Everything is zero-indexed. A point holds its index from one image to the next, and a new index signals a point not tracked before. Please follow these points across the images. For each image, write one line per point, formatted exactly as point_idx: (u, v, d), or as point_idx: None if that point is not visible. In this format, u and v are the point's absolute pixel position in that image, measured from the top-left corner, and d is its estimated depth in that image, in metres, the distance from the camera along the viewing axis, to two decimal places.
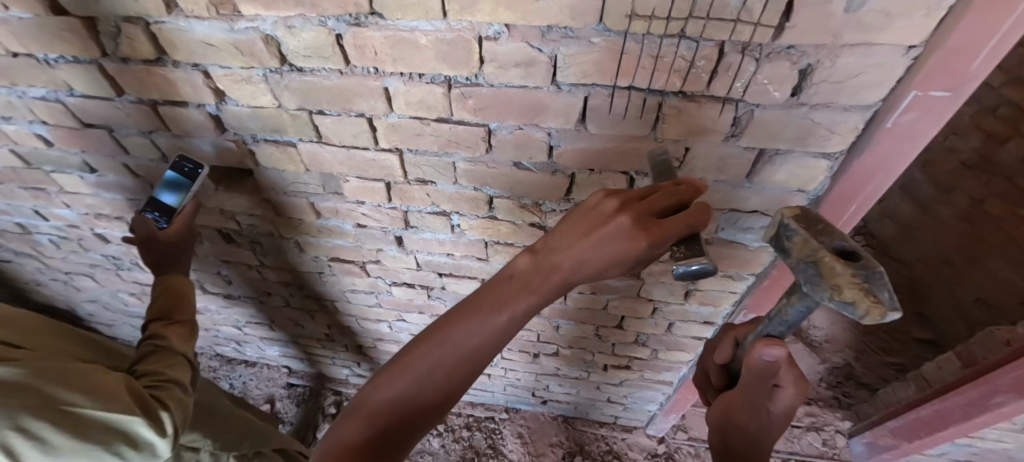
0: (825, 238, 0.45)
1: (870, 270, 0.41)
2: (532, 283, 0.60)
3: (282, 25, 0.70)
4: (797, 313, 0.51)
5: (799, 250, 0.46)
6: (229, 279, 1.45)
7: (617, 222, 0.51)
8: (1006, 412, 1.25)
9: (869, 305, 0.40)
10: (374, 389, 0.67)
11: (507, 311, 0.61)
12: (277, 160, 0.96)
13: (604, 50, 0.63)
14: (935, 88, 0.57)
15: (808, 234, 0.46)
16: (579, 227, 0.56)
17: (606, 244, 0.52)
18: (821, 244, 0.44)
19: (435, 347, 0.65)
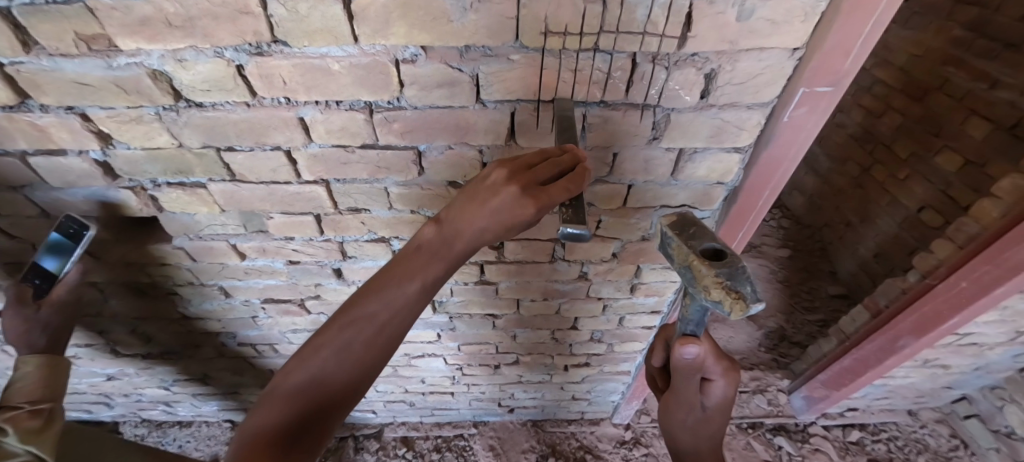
0: (696, 241, 0.51)
1: (733, 270, 0.46)
2: (437, 251, 0.59)
3: (171, 58, 0.63)
4: (695, 313, 0.58)
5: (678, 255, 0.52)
6: (146, 336, 1.29)
7: (503, 192, 0.52)
8: (910, 352, 1.46)
9: (733, 301, 0.45)
10: (289, 373, 0.64)
11: (417, 280, 0.60)
12: (185, 203, 0.86)
13: (524, 66, 0.64)
14: (820, 84, 0.64)
15: (682, 239, 0.51)
16: (472, 196, 0.56)
17: (495, 212, 0.53)
18: (693, 248, 0.50)
19: (347, 324, 0.62)
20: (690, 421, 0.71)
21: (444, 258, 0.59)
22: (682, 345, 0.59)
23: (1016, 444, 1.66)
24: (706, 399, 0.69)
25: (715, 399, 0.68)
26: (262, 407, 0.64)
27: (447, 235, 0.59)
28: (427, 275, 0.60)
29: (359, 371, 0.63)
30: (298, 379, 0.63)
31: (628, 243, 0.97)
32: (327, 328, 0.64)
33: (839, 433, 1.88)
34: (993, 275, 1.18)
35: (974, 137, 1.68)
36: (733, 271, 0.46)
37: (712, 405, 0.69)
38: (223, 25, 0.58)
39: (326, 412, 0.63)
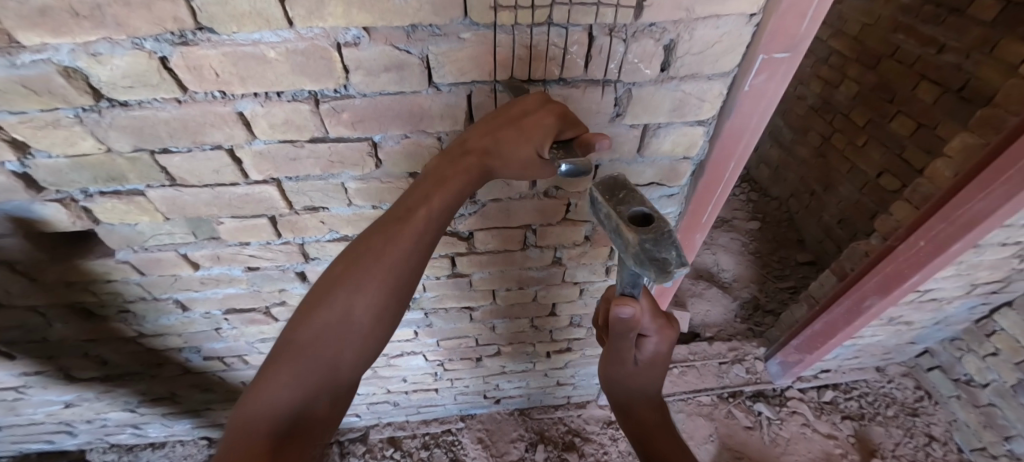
0: (624, 209, 0.49)
1: (658, 236, 0.45)
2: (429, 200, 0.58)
3: (83, 52, 0.56)
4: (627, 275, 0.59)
5: (610, 221, 0.51)
6: (101, 358, 1.21)
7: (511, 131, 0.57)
8: (875, 311, 1.52)
9: (653, 264, 0.46)
10: (291, 335, 0.59)
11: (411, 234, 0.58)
12: (123, 213, 0.80)
13: (476, 44, 0.60)
14: (777, 50, 0.63)
15: (611, 205, 0.50)
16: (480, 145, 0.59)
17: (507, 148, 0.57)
18: (621, 216, 0.48)
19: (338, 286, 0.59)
20: (625, 374, 0.78)
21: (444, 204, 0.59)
22: (618, 306, 0.59)
23: (974, 390, 1.77)
24: (640, 354, 0.75)
25: (648, 353, 0.75)
26: (254, 393, 0.57)
27: (452, 164, 0.59)
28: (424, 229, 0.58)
29: (375, 321, 0.59)
30: (292, 351, 0.58)
31: (599, 225, 0.96)
32: (331, 281, 0.60)
33: (815, 394, 1.95)
34: (948, 231, 1.23)
35: (925, 101, 1.74)
36: (658, 237, 0.45)
37: (644, 357, 0.75)
38: (138, 12, 0.52)
39: (344, 372, 0.60)
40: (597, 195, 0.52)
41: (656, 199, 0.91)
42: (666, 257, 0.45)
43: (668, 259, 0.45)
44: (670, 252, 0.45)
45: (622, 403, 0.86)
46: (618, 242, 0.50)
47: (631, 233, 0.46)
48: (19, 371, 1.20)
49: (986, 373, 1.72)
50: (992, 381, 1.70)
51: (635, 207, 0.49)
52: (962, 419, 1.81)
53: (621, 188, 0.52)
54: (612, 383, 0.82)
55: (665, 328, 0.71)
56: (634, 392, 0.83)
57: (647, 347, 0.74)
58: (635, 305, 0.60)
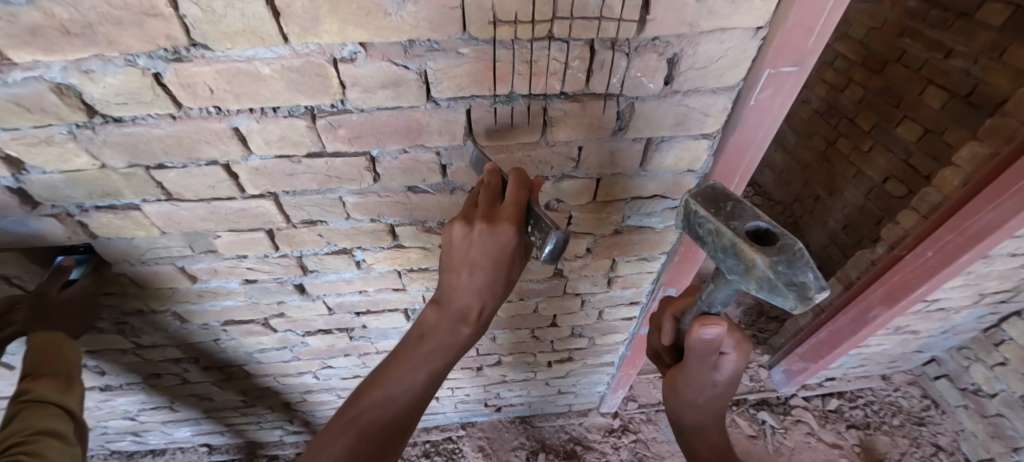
0: (739, 225, 0.49)
1: (791, 258, 0.44)
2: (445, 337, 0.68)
3: (75, 70, 0.55)
4: (724, 294, 0.58)
5: (721, 239, 0.50)
6: (100, 368, 1.21)
7: (505, 235, 0.54)
8: (882, 321, 1.49)
9: (791, 289, 0.45)
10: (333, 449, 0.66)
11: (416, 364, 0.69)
12: (119, 228, 0.79)
13: (474, 60, 0.59)
14: (784, 64, 0.61)
15: (722, 220, 0.50)
16: (454, 257, 0.60)
17: (489, 263, 0.58)
18: (739, 233, 0.48)
19: (340, 432, 0.67)
20: (705, 398, 0.72)
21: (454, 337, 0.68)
22: (704, 325, 0.58)
23: (981, 400, 1.74)
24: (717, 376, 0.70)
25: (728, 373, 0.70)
26: None
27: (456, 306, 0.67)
28: (436, 360, 0.69)
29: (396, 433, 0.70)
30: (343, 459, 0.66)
31: (601, 238, 0.95)
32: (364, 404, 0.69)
33: (819, 403, 1.92)
34: (956, 243, 1.20)
35: (932, 107, 1.72)
36: (792, 257, 0.44)
37: (723, 380, 0.69)
38: (128, 30, 0.51)
39: None
40: (703, 210, 0.52)
41: (660, 212, 0.90)
42: (804, 281, 0.45)
43: (806, 282, 0.45)
44: (808, 275, 0.45)
45: (694, 429, 0.80)
46: (734, 263, 0.49)
47: (760, 253, 0.45)
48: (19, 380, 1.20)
49: (993, 383, 1.70)
50: (1000, 392, 1.67)
51: (750, 222, 0.49)
52: (969, 429, 1.79)
53: (724, 204, 0.52)
54: (685, 411, 0.76)
55: (744, 342, 0.66)
56: (708, 419, 0.77)
57: (726, 366, 0.68)
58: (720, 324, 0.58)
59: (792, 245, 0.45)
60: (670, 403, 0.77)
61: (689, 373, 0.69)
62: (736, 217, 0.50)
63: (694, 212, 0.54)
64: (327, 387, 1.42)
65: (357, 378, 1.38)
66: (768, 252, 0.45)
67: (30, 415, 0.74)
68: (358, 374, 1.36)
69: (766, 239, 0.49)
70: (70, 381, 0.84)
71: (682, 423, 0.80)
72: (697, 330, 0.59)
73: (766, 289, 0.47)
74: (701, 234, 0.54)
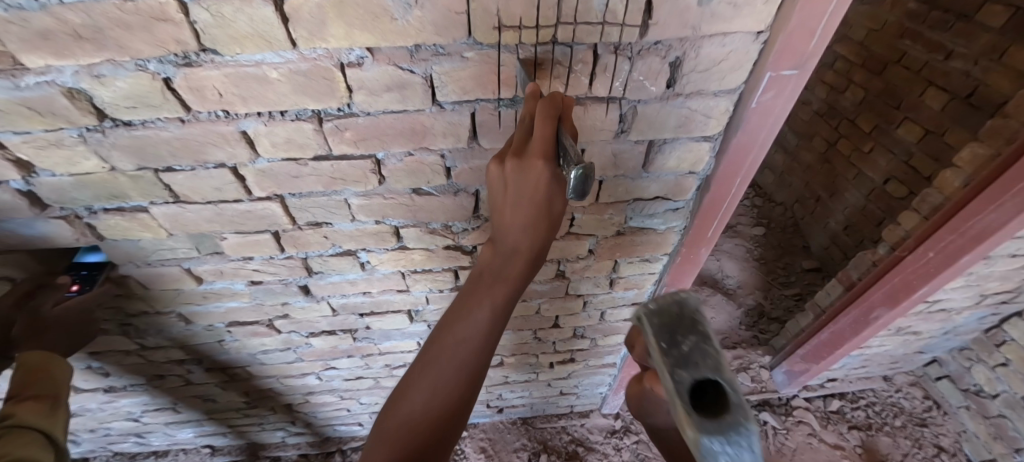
0: (686, 376, 0.47)
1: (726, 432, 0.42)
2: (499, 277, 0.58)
3: (86, 74, 0.56)
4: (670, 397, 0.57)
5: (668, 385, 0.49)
6: (104, 370, 1.21)
7: (535, 169, 0.49)
8: (884, 322, 1.49)
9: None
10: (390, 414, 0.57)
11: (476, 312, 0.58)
12: (125, 229, 0.79)
13: (479, 64, 0.60)
14: (785, 68, 0.62)
15: (666, 362, 0.49)
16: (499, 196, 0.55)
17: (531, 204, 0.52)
18: (682, 388, 0.46)
19: (401, 400, 0.57)
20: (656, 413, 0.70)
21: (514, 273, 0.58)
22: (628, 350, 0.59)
23: (983, 401, 1.75)
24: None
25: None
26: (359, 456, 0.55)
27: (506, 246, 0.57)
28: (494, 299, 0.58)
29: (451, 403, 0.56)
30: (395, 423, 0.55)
31: (603, 239, 0.95)
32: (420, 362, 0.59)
33: (821, 404, 1.92)
34: (957, 243, 1.21)
35: (932, 108, 1.73)
36: (730, 437, 0.41)
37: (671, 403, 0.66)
38: (139, 35, 0.52)
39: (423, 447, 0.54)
40: (655, 343, 0.51)
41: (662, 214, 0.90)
42: None
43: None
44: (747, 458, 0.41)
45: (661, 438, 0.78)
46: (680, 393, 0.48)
47: (691, 428, 0.42)
48: None
49: (995, 383, 1.70)
50: (1002, 392, 1.68)
51: (697, 373, 0.47)
52: (971, 430, 1.79)
53: (683, 341, 0.50)
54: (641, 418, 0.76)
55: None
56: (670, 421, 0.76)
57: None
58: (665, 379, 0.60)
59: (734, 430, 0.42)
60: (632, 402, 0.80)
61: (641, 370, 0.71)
62: (687, 362, 0.48)
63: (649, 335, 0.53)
64: (330, 388, 1.42)
65: (360, 379, 1.39)
66: (703, 424, 0.42)
67: (11, 442, 0.68)
68: (361, 375, 1.37)
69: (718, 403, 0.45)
70: (57, 403, 0.80)
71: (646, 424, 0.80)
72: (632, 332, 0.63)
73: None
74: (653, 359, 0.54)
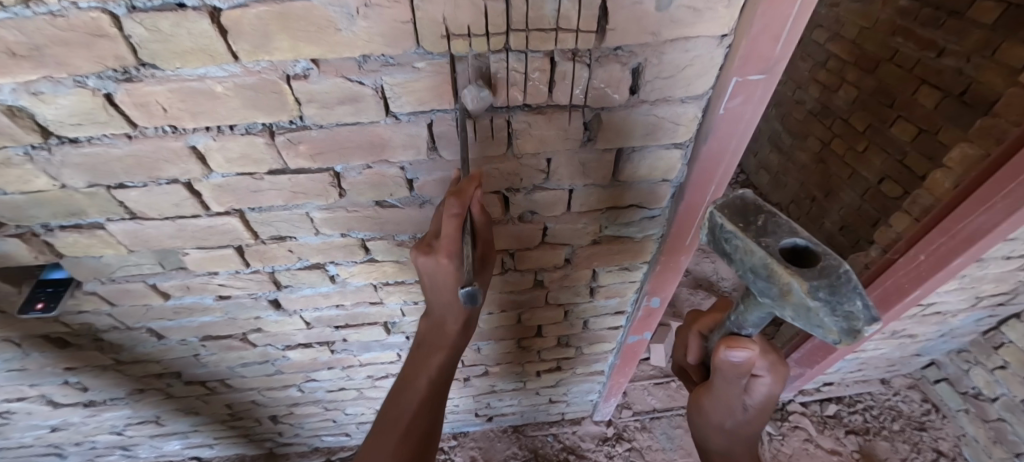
0: (773, 242, 0.48)
1: (833, 284, 0.44)
2: (443, 324, 0.72)
3: (25, 92, 0.54)
4: (757, 315, 0.58)
5: (751, 257, 0.49)
6: (82, 384, 1.20)
7: (443, 265, 0.61)
8: (877, 326, 1.46)
9: (836, 317, 0.44)
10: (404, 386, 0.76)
11: (436, 358, 0.74)
12: (86, 246, 0.78)
13: (432, 74, 0.58)
14: (751, 73, 0.60)
15: (751, 236, 0.49)
16: (427, 284, 0.66)
17: (447, 287, 0.64)
18: (772, 253, 0.47)
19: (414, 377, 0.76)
20: (733, 420, 0.74)
21: (459, 322, 0.70)
22: (732, 348, 0.59)
23: (983, 404, 1.71)
24: (748, 397, 0.71)
25: (758, 396, 0.71)
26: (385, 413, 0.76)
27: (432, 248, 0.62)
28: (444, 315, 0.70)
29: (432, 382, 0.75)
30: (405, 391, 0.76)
31: (579, 248, 0.93)
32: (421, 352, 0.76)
33: (817, 408, 1.89)
34: (949, 246, 1.17)
35: (926, 106, 1.69)
36: (834, 283, 0.44)
37: (753, 402, 0.72)
38: (76, 51, 0.50)
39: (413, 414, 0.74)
40: (728, 224, 0.51)
41: (638, 222, 0.88)
42: (852, 309, 0.44)
43: (854, 311, 0.44)
44: (857, 303, 0.44)
45: (723, 453, 0.80)
46: (768, 285, 0.49)
47: (796, 277, 0.44)
48: (4, 397, 1.20)
49: (995, 386, 1.66)
50: (1001, 395, 1.64)
51: (785, 238, 0.48)
52: (971, 434, 1.75)
53: (753, 215, 0.52)
54: (712, 431, 0.78)
55: (779, 365, 0.68)
56: (739, 446, 0.78)
57: (757, 388, 0.70)
58: (746, 345, 0.59)
59: (835, 268, 0.44)
60: (695, 421, 0.80)
61: (720, 391, 0.70)
62: (767, 232, 0.49)
63: (720, 225, 0.53)
64: (313, 399, 1.40)
65: (342, 391, 1.37)
66: (805, 274, 0.45)
67: None
68: (344, 387, 1.35)
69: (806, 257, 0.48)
70: None
71: (705, 443, 0.82)
72: (724, 353, 0.60)
73: (806, 317, 0.47)
74: (728, 249, 0.53)
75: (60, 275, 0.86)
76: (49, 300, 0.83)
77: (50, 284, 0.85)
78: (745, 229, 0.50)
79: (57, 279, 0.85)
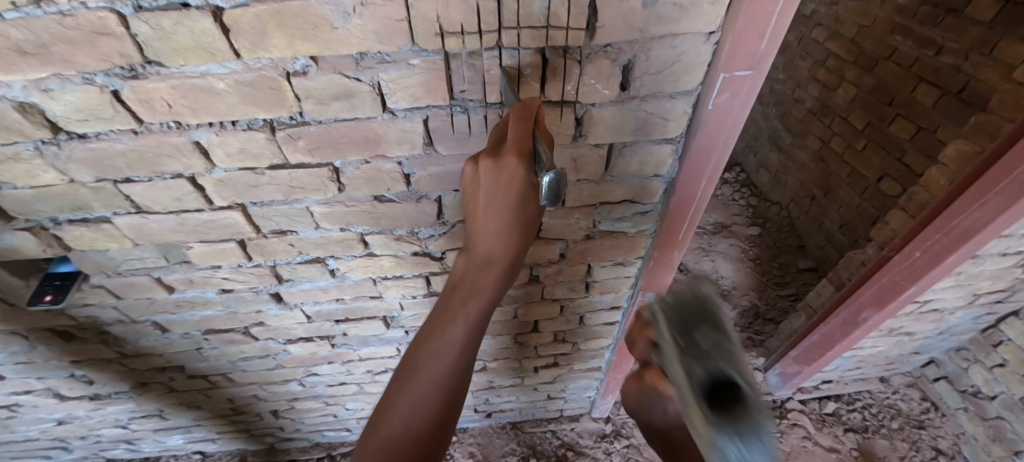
0: (701, 375, 0.57)
1: (745, 439, 0.52)
2: (488, 264, 0.64)
3: (35, 89, 0.56)
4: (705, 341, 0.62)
5: (681, 378, 0.59)
6: (87, 377, 1.22)
7: (510, 170, 0.51)
8: (873, 323, 1.46)
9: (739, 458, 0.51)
10: (432, 337, 0.67)
11: (477, 300, 0.66)
12: (92, 240, 0.80)
13: (426, 70, 0.59)
14: (738, 69, 0.61)
15: (688, 364, 0.59)
16: (479, 198, 0.57)
17: (507, 201, 0.56)
18: (698, 388, 0.56)
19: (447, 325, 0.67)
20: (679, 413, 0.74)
21: (505, 255, 0.64)
22: (676, 373, 0.60)
23: (982, 403, 1.71)
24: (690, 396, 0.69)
25: None
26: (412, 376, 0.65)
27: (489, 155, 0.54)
28: (495, 245, 0.62)
29: (472, 329, 0.67)
30: (437, 344, 0.66)
31: (573, 243, 0.94)
32: (455, 295, 0.68)
33: (816, 406, 1.89)
34: (943, 243, 1.18)
35: (924, 104, 1.70)
36: (745, 436, 0.52)
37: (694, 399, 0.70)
38: (82, 49, 0.52)
39: (453, 367, 0.66)
40: (673, 344, 0.63)
41: (631, 217, 0.89)
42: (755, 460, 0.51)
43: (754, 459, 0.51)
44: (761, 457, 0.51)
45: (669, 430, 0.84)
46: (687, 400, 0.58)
47: (710, 417, 0.53)
48: (12, 390, 1.22)
49: (993, 385, 1.66)
50: (1000, 394, 1.64)
51: (716, 379, 0.57)
52: (970, 432, 1.75)
53: (696, 319, 0.65)
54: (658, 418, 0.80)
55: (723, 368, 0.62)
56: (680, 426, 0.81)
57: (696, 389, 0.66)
58: (693, 372, 0.60)
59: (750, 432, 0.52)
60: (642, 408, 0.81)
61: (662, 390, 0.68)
62: (703, 363, 0.59)
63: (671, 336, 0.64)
64: (314, 394, 1.42)
65: (343, 385, 1.39)
66: (720, 424, 0.52)
67: None
68: (344, 382, 1.37)
69: (734, 405, 0.56)
70: None
71: (653, 423, 0.84)
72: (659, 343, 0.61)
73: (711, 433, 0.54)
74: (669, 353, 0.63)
75: (68, 268, 0.88)
76: (58, 292, 0.85)
77: (58, 277, 0.87)
78: (687, 354, 0.61)
79: (65, 273, 0.88)
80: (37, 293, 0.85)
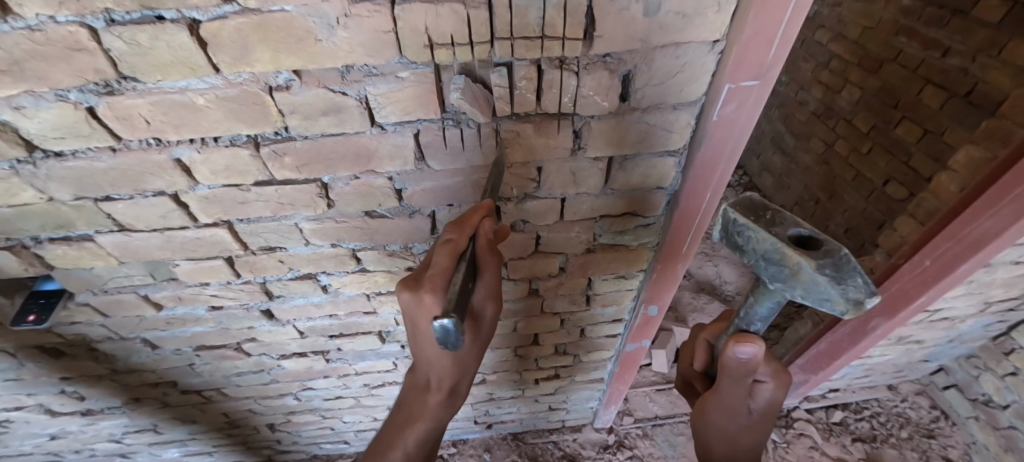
0: (781, 230, 0.52)
1: (837, 261, 0.48)
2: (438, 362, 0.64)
3: (7, 106, 0.54)
4: (763, 310, 0.62)
5: (762, 243, 0.52)
6: (78, 393, 1.20)
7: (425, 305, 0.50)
8: (881, 333, 1.43)
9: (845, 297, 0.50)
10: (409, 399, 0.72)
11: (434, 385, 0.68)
12: (76, 258, 0.77)
13: (416, 84, 0.57)
14: (744, 79, 0.57)
15: (763, 224, 0.53)
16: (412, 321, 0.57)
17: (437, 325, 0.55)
18: (781, 238, 0.51)
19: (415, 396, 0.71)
20: (737, 425, 0.74)
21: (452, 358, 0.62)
22: (740, 343, 0.59)
23: (993, 412, 1.67)
24: (753, 403, 0.72)
25: (761, 401, 0.72)
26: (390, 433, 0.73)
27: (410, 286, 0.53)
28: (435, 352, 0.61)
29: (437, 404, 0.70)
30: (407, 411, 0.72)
31: (573, 257, 0.92)
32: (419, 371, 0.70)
33: (823, 415, 1.86)
34: (955, 251, 1.15)
35: (931, 106, 1.66)
36: (838, 262, 0.48)
37: (756, 408, 0.72)
38: (55, 65, 0.50)
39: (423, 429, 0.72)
40: (740, 217, 0.54)
41: (633, 230, 0.86)
42: (855, 284, 0.48)
43: (856, 287, 0.49)
44: (858, 280, 0.48)
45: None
46: (778, 268, 0.53)
47: (806, 256, 0.48)
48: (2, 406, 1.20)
49: (1004, 393, 1.62)
50: (1012, 403, 1.60)
51: (791, 228, 0.52)
52: (981, 442, 1.72)
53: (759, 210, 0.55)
54: (713, 435, 0.77)
55: (780, 372, 0.70)
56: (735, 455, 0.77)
57: (761, 394, 0.71)
58: (754, 344, 0.59)
59: (836, 251, 0.49)
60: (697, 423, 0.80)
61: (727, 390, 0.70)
62: (776, 223, 0.53)
63: (732, 220, 0.55)
64: (311, 408, 1.39)
65: (340, 399, 1.36)
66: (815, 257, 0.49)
67: None
68: (340, 395, 1.34)
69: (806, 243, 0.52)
70: None
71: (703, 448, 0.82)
72: (733, 348, 0.60)
73: (812, 292, 0.52)
74: (739, 240, 0.56)
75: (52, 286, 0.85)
76: (41, 313, 0.83)
77: (42, 296, 0.84)
78: (756, 221, 0.54)
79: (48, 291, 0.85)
80: (20, 312, 0.82)
